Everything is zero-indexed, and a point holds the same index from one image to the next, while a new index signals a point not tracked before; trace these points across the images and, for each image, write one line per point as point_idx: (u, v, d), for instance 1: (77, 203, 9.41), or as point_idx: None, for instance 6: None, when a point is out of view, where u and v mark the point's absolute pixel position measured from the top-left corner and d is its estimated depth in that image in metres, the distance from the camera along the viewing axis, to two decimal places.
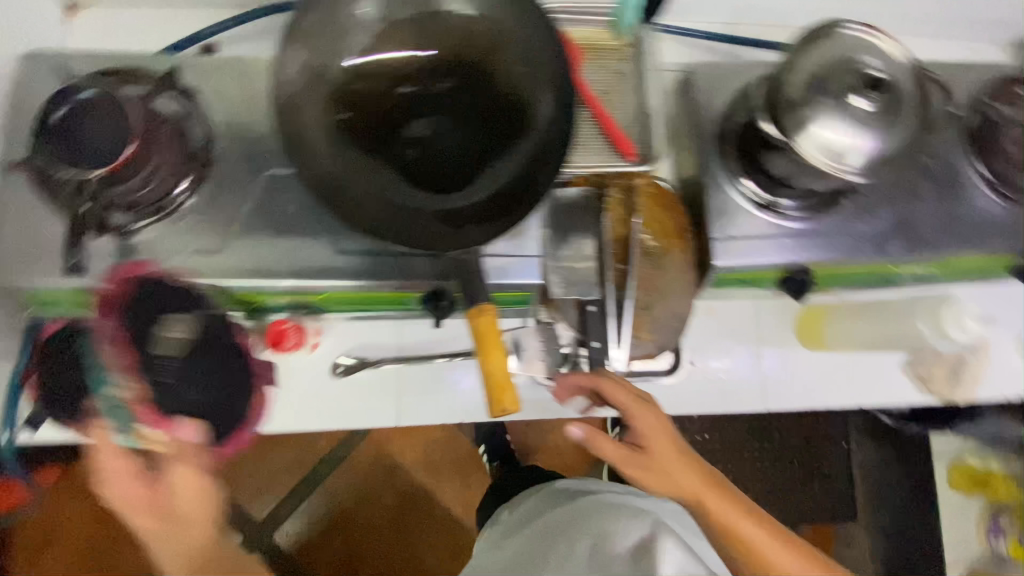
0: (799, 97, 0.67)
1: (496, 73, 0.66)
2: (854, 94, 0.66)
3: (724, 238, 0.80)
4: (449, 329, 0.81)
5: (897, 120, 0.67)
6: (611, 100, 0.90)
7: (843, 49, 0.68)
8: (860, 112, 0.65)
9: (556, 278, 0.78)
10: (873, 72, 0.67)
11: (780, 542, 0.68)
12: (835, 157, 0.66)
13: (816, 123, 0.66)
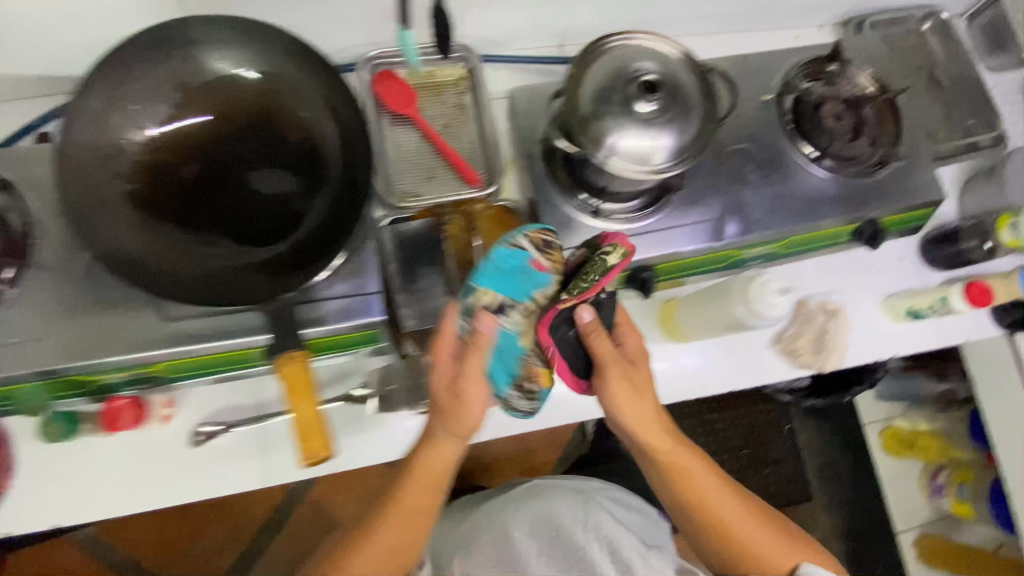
0: (590, 115, 0.71)
1: (283, 122, 0.68)
2: (637, 100, 0.70)
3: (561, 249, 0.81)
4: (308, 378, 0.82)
5: (682, 114, 0.71)
6: (452, 132, 0.94)
7: (615, 60, 0.72)
8: (645, 116, 0.70)
9: (403, 312, 0.78)
10: (647, 75, 0.71)
11: (742, 515, 0.76)
12: (641, 164, 0.70)
13: (613, 136, 0.69)
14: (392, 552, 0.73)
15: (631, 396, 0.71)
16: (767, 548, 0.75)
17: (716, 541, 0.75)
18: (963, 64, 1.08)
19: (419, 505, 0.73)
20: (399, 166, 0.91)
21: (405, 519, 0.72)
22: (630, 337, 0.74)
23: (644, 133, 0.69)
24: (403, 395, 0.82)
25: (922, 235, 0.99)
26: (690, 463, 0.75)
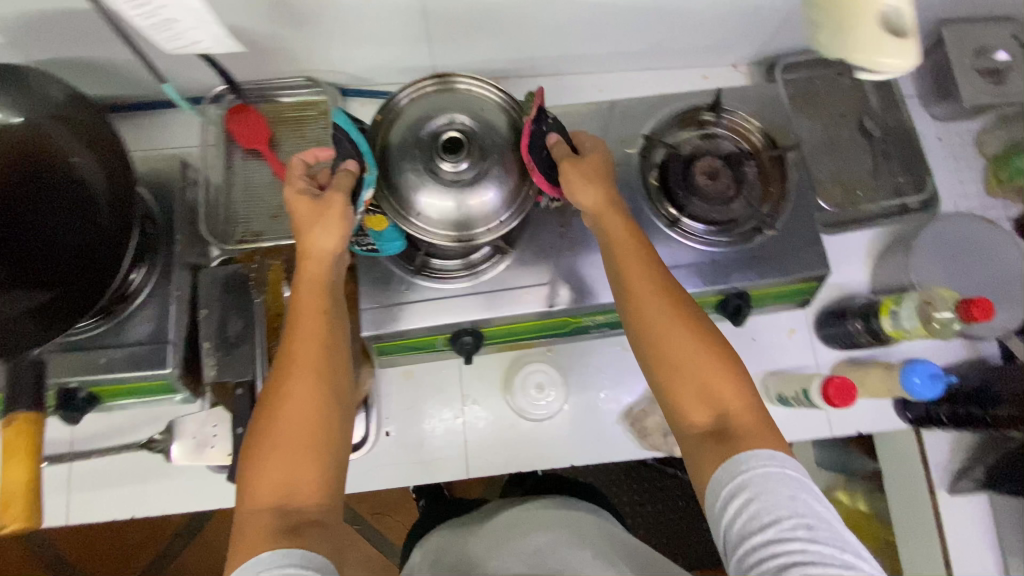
0: (402, 177, 0.68)
1: (53, 168, 0.68)
2: (444, 159, 0.66)
3: (373, 307, 0.75)
4: (123, 420, 0.82)
5: (498, 170, 0.68)
6: None
7: (420, 118, 0.69)
8: (449, 174, 0.66)
9: (208, 361, 0.76)
10: (453, 131, 0.67)
11: (718, 366, 0.57)
12: (459, 222, 0.68)
13: (423, 200, 0.67)
14: (308, 417, 0.57)
15: (579, 179, 0.66)
16: (726, 386, 0.57)
17: (695, 399, 0.57)
18: (896, 114, 0.96)
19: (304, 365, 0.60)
20: (244, 203, 0.88)
21: (296, 370, 0.59)
22: (591, 160, 0.68)
23: (454, 191, 0.66)
24: (205, 446, 0.78)
25: (815, 309, 0.88)
26: (636, 295, 0.62)
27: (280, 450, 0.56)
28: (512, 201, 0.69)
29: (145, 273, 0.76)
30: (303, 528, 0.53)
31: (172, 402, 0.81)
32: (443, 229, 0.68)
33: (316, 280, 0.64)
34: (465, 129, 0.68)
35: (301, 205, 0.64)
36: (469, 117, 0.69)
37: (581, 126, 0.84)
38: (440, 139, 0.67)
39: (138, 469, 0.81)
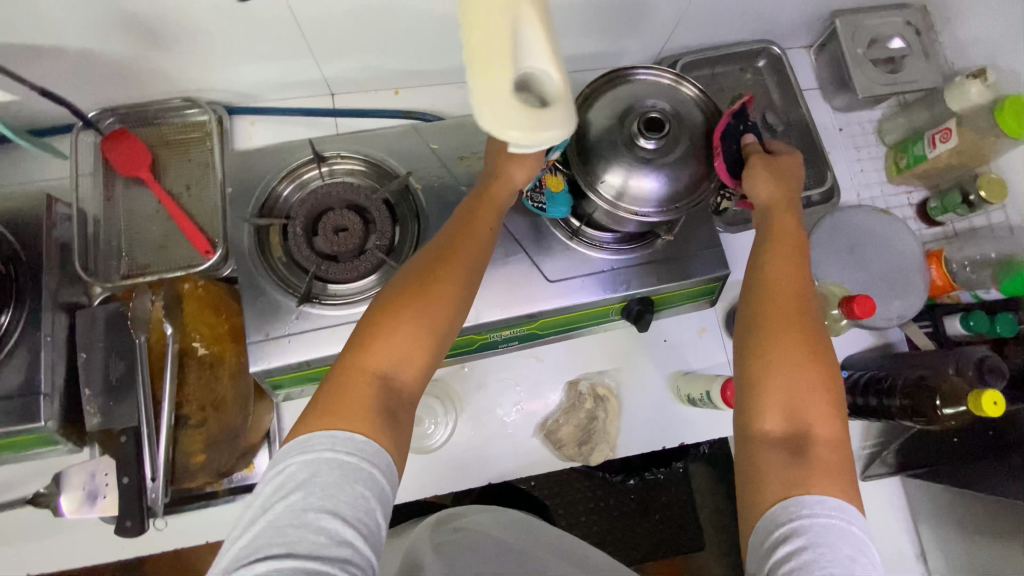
0: (591, 145, 0.68)
1: None
2: (639, 137, 0.66)
3: (261, 340, 0.72)
4: (6, 476, 0.76)
5: (681, 158, 0.67)
6: (196, 196, 0.86)
7: (636, 92, 0.70)
8: (641, 151, 0.66)
9: (90, 408, 0.72)
10: (656, 114, 0.67)
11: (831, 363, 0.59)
12: (624, 198, 0.67)
13: (606, 172, 0.66)
14: (432, 327, 0.57)
15: (768, 176, 0.68)
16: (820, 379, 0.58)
17: (799, 346, 0.59)
18: (797, 108, 0.96)
19: (451, 283, 0.59)
20: (129, 236, 0.83)
21: (448, 286, 0.59)
22: (785, 160, 0.70)
23: (634, 167, 0.66)
24: (95, 497, 0.73)
25: (724, 307, 0.89)
26: (773, 251, 0.66)
27: (406, 341, 0.56)
28: (685, 188, 0.67)
29: (12, 316, 0.70)
30: (400, 420, 0.54)
31: (59, 452, 0.76)
32: (608, 201, 0.67)
33: (492, 210, 0.65)
34: (682, 112, 0.70)
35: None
36: (669, 105, 0.70)
37: (475, 137, 0.82)
38: (641, 116, 0.66)
39: (25, 527, 0.75)
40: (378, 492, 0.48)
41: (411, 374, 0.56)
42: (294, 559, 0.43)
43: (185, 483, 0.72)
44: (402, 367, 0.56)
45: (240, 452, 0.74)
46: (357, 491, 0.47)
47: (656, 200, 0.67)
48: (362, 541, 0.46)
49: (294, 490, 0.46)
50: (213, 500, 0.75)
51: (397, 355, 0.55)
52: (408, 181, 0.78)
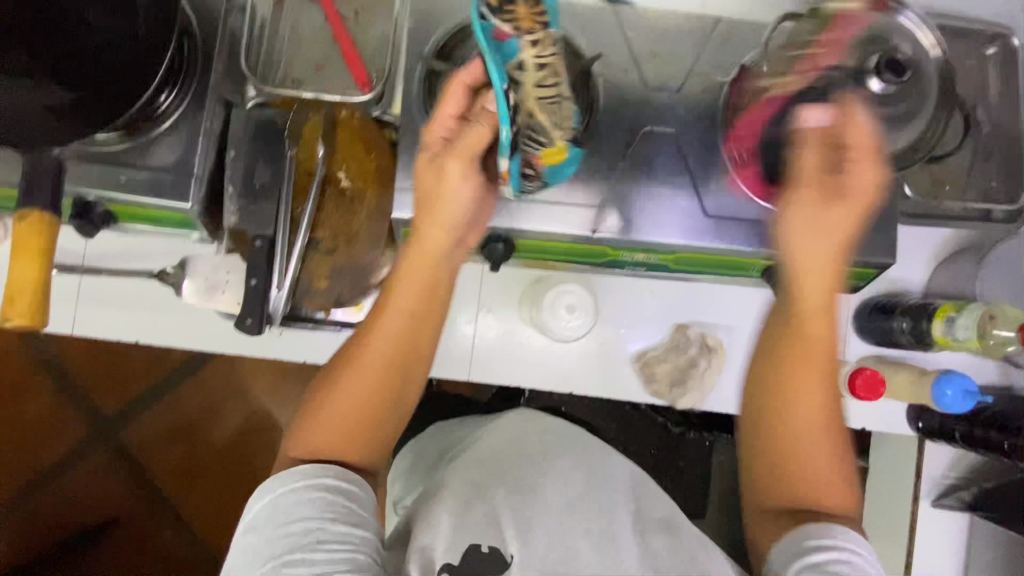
0: (809, 68, 0.61)
1: None
2: (871, 75, 0.59)
3: (407, 189, 0.70)
4: (135, 246, 0.78)
5: (901, 115, 0.60)
6: (362, 24, 0.81)
7: (880, 28, 0.62)
8: (865, 90, 0.59)
9: (230, 206, 0.73)
10: (900, 56, 0.60)
11: (821, 432, 0.60)
12: None
13: (816, 99, 0.60)
14: (388, 358, 0.62)
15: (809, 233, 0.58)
16: (817, 454, 0.60)
17: (797, 428, 0.61)
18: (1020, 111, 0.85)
19: (406, 319, 0.63)
20: (290, 43, 0.80)
21: (395, 318, 0.63)
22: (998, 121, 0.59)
23: (850, 104, 0.59)
24: (218, 291, 0.76)
25: (861, 300, 0.83)
26: (801, 328, 0.61)
27: (368, 374, 0.62)
28: (889, 148, 0.61)
29: (176, 98, 0.70)
30: (383, 435, 0.63)
31: (189, 239, 0.78)
32: (809, 134, 0.60)
33: (421, 253, 0.64)
34: (924, 67, 0.62)
35: (426, 174, 0.62)
36: (909, 53, 0.62)
37: (673, 40, 0.74)
38: (884, 53, 0.59)
39: (142, 299, 0.79)
40: (338, 494, 0.57)
41: (383, 403, 0.62)
42: (293, 544, 0.53)
43: (304, 301, 0.76)
44: (359, 391, 0.62)
45: (359, 288, 0.76)
46: (310, 496, 0.55)
47: None
48: (338, 521, 0.55)
49: (294, 519, 0.54)
50: (320, 326, 0.78)
51: (361, 386, 0.61)
52: (593, 65, 0.71)
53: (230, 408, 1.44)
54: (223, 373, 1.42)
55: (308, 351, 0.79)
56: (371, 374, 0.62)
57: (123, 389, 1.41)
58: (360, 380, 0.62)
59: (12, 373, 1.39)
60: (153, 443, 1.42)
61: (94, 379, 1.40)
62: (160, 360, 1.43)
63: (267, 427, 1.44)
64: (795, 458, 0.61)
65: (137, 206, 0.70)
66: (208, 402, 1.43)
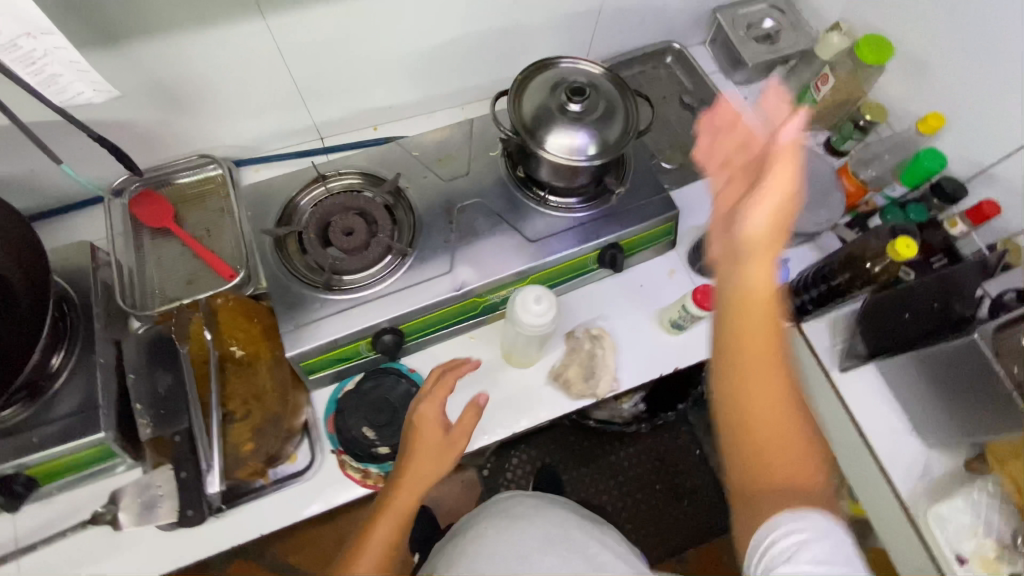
0: (528, 117, 0.83)
1: None
2: (567, 103, 0.82)
3: (293, 329, 0.82)
4: (64, 506, 0.80)
5: (604, 115, 0.83)
6: (216, 234, 0.98)
7: (559, 74, 0.86)
8: (570, 113, 0.82)
9: (142, 420, 0.79)
10: (578, 84, 0.84)
11: (807, 450, 0.59)
12: (567, 154, 0.82)
13: (545, 136, 0.82)
14: None
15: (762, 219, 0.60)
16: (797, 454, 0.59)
17: (732, 405, 0.61)
18: (707, 87, 1.18)
19: (385, 552, 0.70)
20: (160, 273, 0.94)
21: (388, 518, 0.72)
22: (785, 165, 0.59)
23: (568, 126, 0.82)
24: (153, 506, 0.78)
25: (684, 249, 1.02)
26: (755, 318, 0.60)
27: None
28: (610, 138, 0.84)
29: (65, 355, 0.78)
30: None
31: (114, 473, 0.81)
32: (559, 158, 0.82)
33: (398, 519, 0.71)
34: (601, 82, 0.86)
35: (427, 451, 0.75)
36: (586, 79, 0.86)
37: (448, 142, 0.98)
38: (567, 87, 0.83)
39: (83, 552, 0.79)
40: None
41: None
42: None
43: (237, 471, 0.79)
44: None
45: (284, 434, 0.81)
46: None
47: (587, 152, 0.83)
48: None
49: None
50: (262, 491, 0.81)
51: None
52: (397, 182, 0.93)
53: None
54: None
55: (257, 521, 0.81)
56: None
57: None
58: None
59: None
60: None
61: None
62: None
63: None
64: (767, 462, 0.59)
65: (50, 459, 0.74)
66: None
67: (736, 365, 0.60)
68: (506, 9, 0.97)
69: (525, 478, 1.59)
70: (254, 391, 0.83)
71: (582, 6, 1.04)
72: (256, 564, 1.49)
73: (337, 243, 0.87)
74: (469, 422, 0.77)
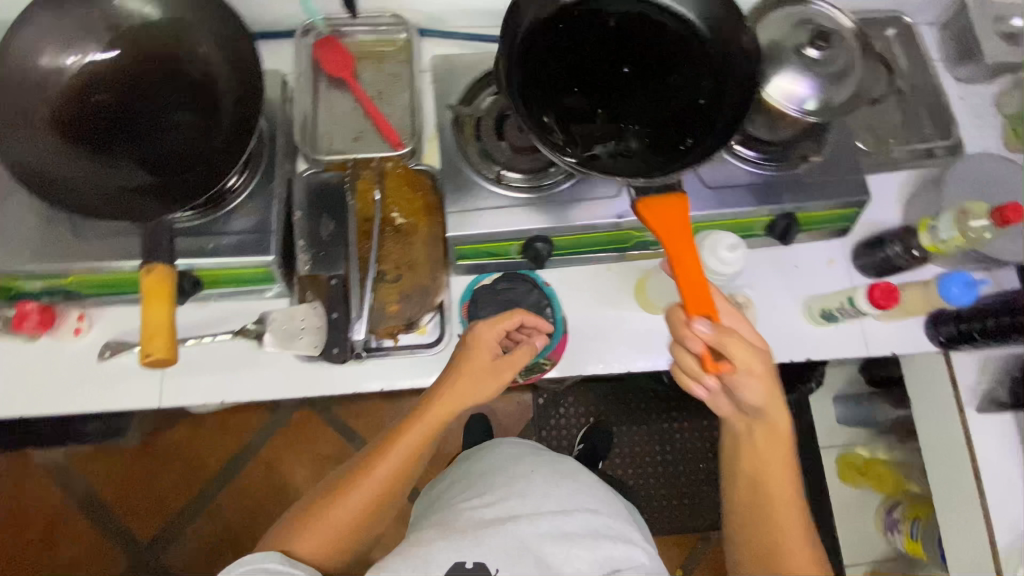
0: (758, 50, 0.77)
1: (183, 60, 0.77)
2: (806, 46, 0.76)
3: (457, 212, 0.83)
4: (214, 313, 0.86)
5: (838, 70, 0.76)
6: (386, 98, 0.97)
7: (802, 13, 0.79)
8: (805, 57, 0.75)
9: (303, 257, 0.83)
10: (823, 28, 0.76)
11: (800, 527, 0.74)
12: (785, 100, 0.76)
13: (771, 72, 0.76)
14: (343, 530, 0.75)
15: (742, 387, 0.69)
16: (804, 564, 0.73)
17: (756, 521, 0.76)
18: (926, 73, 1.04)
19: (401, 462, 0.77)
20: (330, 121, 0.94)
21: (421, 428, 0.76)
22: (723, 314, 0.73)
23: (798, 69, 0.76)
24: (296, 335, 0.82)
25: (855, 241, 0.95)
26: (767, 480, 0.75)
27: (338, 513, 0.75)
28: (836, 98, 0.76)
29: (246, 179, 0.82)
30: (344, 551, 0.76)
31: (264, 297, 0.86)
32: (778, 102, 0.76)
33: (422, 439, 0.77)
34: (846, 35, 0.79)
35: (466, 383, 0.76)
36: (829, 27, 0.78)
37: None
38: (811, 28, 0.76)
39: (223, 359, 0.85)
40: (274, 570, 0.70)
41: (337, 537, 0.75)
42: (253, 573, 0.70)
43: (378, 327, 0.84)
44: (315, 540, 0.74)
45: (426, 307, 0.86)
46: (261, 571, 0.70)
47: (809, 105, 0.76)
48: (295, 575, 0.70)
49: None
50: (393, 353, 0.85)
51: (322, 539, 0.74)
52: None
53: (282, 503, 1.54)
54: (266, 472, 1.56)
55: (379, 377, 0.85)
56: (326, 504, 0.76)
57: (163, 511, 1.52)
58: (324, 514, 0.75)
59: (56, 503, 1.51)
60: (209, 550, 1.50)
61: (141, 492, 1.52)
62: (214, 462, 1.56)
63: None
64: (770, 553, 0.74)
65: (221, 267, 0.79)
66: (259, 500, 1.54)
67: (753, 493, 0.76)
68: None
69: (579, 419, 1.60)
70: (406, 260, 0.86)
71: None
72: (320, 420, 1.61)
73: (512, 140, 0.87)
74: (521, 359, 0.78)
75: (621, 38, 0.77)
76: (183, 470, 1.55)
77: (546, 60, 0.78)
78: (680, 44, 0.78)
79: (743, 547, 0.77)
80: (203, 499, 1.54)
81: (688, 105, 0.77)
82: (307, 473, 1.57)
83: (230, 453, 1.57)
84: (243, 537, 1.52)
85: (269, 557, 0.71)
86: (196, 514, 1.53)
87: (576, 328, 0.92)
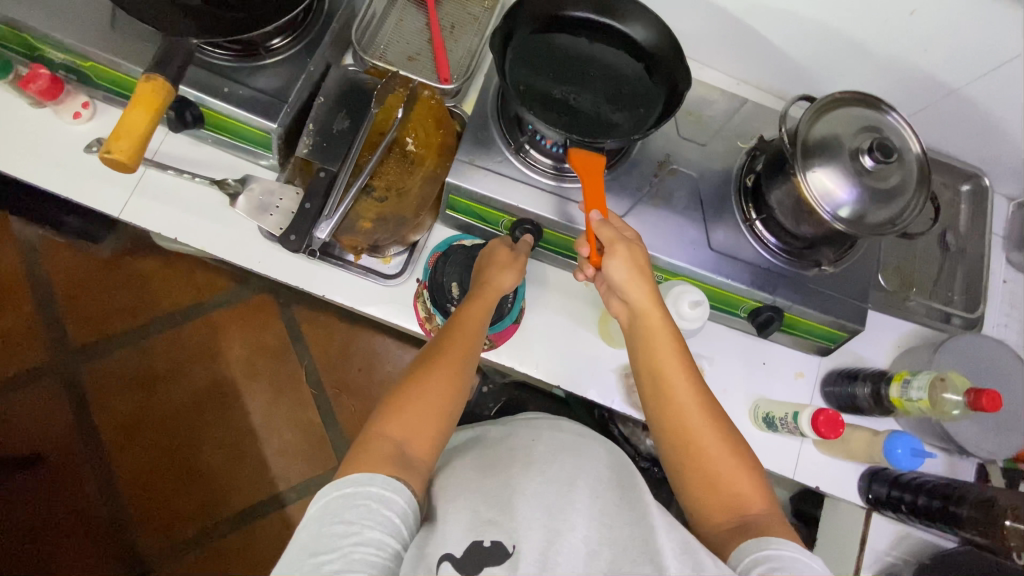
0: (815, 137, 0.74)
1: None
2: (864, 154, 0.72)
3: (464, 162, 0.81)
4: (206, 157, 0.87)
5: (885, 190, 0.73)
6: (454, 33, 0.96)
7: (874, 121, 0.76)
8: (859, 164, 0.72)
9: (303, 142, 0.82)
10: (890, 143, 0.72)
11: (706, 416, 0.67)
12: (823, 197, 0.72)
13: (820, 166, 0.72)
14: (400, 448, 0.64)
15: (617, 271, 0.70)
16: (728, 460, 0.65)
17: (666, 425, 0.68)
18: (980, 240, 0.99)
19: (452, 357, 0.70)
20: (393, 33, 0.94)
21: (471, 313, 0.73)
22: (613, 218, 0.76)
23: (846, 173, 0.72)
24: (267, 209, 0.83)
25: (830, 365, 0.92)
26: (662, 370, 0.69)
27: (397, 429, 0.65)
28: (871, 215, 0.73)
29: (289, 43, 0.81)
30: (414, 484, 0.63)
31: (257, 163, 0.87)
32: (818, 197, 0.71)
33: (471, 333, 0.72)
34: (907, 157, 0.76)
35: (498, 274, 0.76)
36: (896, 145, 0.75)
37: (705, 108, 0.90)
38: (877, 137, 0.72)
39: (194, 200, 0.86)
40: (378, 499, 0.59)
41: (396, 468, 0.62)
42: (340, 495, 0.59)
43: (343, 236, 0.83)
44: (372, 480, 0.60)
45: (398, 236, 0.85)
46: (356, 503, 0.58)
47: (841, 212, 0.72)
48: (386, 509, 0.59)
49: (338, 520, 0.57)
50: (345, 266, 0.86)
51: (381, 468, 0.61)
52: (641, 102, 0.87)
53: (208, 368, 1.56)
54: (206, 334, 1.58)
55: (325, 281, 0.86)
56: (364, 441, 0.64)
57: (100, 325, 1.54)
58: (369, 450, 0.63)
59: (10, 275, 1.54)
60: (123, 379, 1.53)
61: (89, 300, 1.55)
62: (166, 303, 1.58)
63: (245, 392, 1.55)
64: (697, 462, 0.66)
65: (226, 114, 0.79)
66: (189, 356, 1.56)
67: (665, 423, 0.68)
68: (869, 25, 0.85)
69: None
70: (398, 184, 0.85)
71: (938, 76, 0.90)
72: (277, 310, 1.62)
73: None
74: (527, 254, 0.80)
75: (584, 50, 0.85)
76: (134, 297, 1.57)
77: (534, 49, 0.84)
78: (635, 72, 0.86)
79: (663, 446, 0.69)
80: (139, 331, 1.56)
81: (625, 116, 0.83)
82: (244, 351, 1.58)
83: (183, 301, 1.59)
84: (161, 381, 1.54)
85: (398, 498, 0.60)
86: (128, 341, 1.55)
87: (529, 324, 0.91)
